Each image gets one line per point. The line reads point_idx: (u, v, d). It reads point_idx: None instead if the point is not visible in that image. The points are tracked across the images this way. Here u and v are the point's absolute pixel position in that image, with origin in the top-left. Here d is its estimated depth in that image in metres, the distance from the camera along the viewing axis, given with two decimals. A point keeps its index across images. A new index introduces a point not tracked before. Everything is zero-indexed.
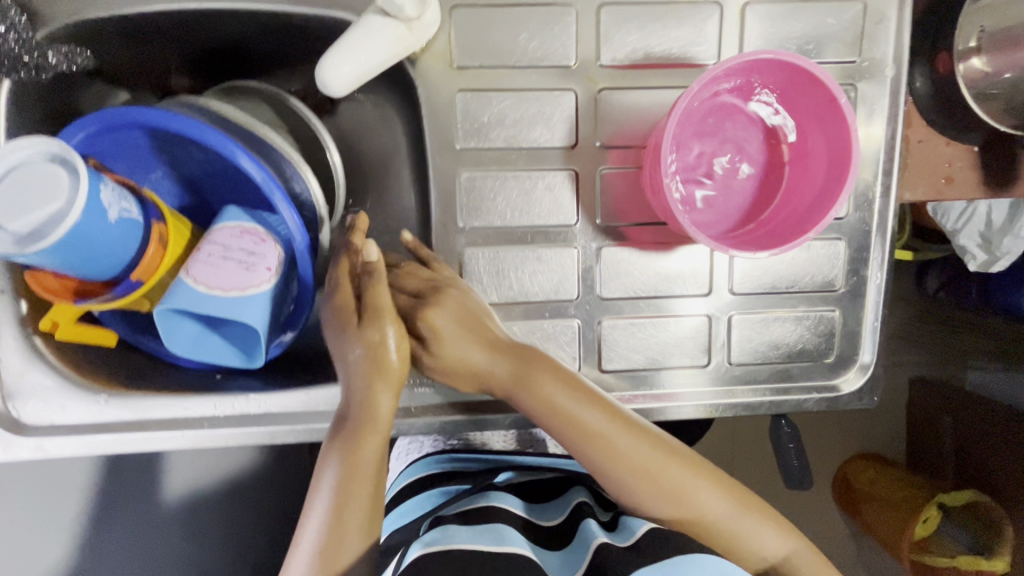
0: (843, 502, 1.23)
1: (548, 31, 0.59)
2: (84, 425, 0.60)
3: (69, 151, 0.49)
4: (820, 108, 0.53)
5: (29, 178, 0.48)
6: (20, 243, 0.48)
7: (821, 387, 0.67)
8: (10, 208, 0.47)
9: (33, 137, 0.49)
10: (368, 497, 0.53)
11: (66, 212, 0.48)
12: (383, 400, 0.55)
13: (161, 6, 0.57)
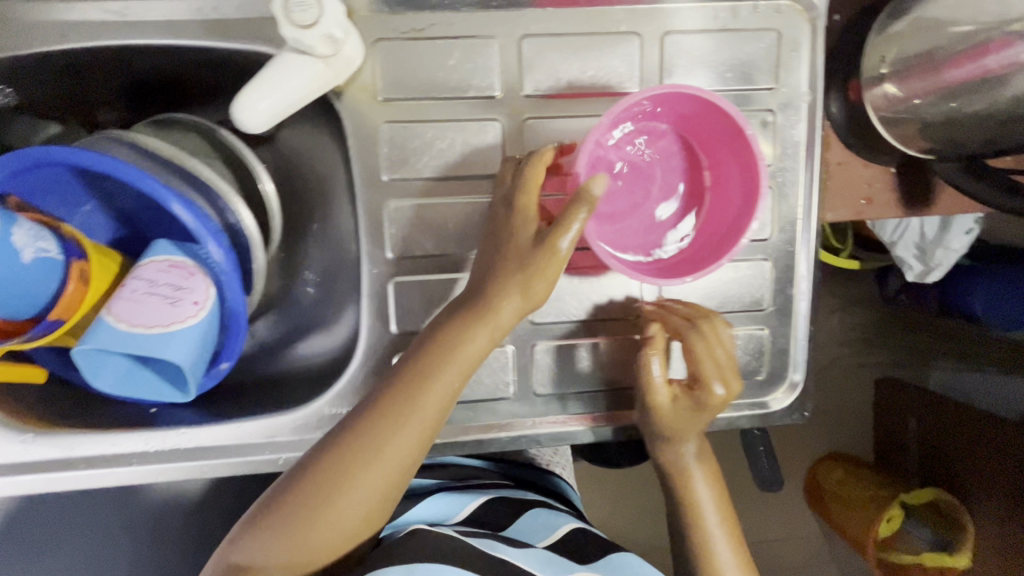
0: (812, 501, 1.25)
1: (472, 63, 0.60)
2: (9, 465, 0.59)
3: None
4: (732, 138, 0.56)
5: None
6: None
7: (750, 403, 0.68)
8: None
9: None
10: (398, 463, 0.50)
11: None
12: (445, 367, 0.52)
13: (78, 44, 0.57)
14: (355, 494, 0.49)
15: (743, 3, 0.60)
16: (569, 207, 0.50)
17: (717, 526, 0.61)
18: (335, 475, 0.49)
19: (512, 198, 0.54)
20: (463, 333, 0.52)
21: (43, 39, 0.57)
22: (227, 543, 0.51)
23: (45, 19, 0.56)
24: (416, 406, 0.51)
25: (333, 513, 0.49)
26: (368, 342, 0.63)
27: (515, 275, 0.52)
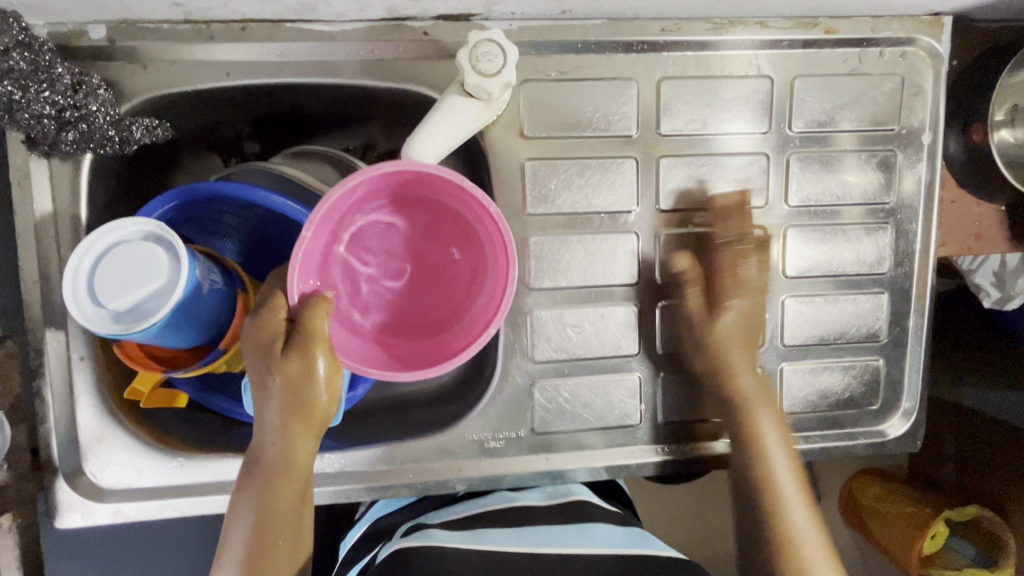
0: (848, 514, 1.07)
1: (612, 103, 0.62)
2: (162, 487, 0.60)
3: (166, 230, 0.50)
4: (464, 198, 0.53)
5: (129, 257, 0.50)
6: (122, 322, 0.50)
7: (867, 433, 0.71)
8: (114, 288, 0.49)
9: (134, 217, 0.50)
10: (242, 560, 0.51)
11: (160, 305, 0.50)
12: (300, 451, 0.52)
13: (240, 79, 0.59)
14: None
15: (870, 50, 0.63)
16: (300, 339, 0.48)
17: (793, 492, 0.62)
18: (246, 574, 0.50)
19: (252, 329, 0.50)
20: (281, 436, 0.51)
21: (208, 76, 0.59)
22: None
23: (209, 59, 0.58)
24: (278, 513, 0.52)
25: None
26: (503, 369, 0.65)
27: (315, 394, 0.50)
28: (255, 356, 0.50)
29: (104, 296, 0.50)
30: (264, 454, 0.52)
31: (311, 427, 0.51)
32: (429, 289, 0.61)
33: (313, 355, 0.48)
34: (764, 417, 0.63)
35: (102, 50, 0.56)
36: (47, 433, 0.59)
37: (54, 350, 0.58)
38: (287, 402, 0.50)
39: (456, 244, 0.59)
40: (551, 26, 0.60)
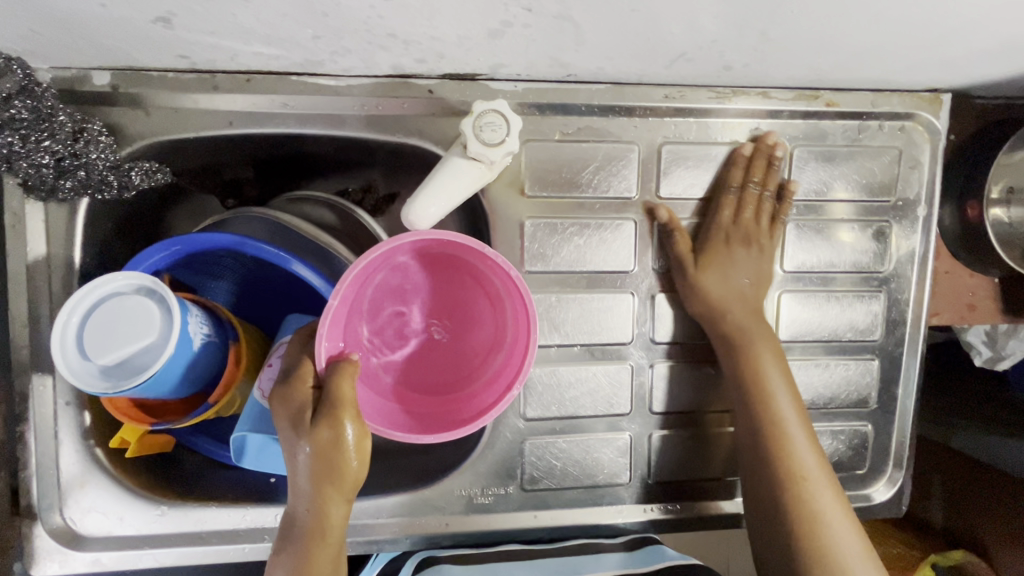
0: None
1: (613, 166, 0.63)
2: (143, 536, 0.59)
3: (160, 285, 0.50)
4: (490, 261, 0.53)
5: (121, 311, 0.49)
6: (113, 377, 0.49)
7: (854, 497, 0.71)
8: (103, 342, 0.49)
9: (129, 271, 0.49)
10: None
11: (134, 377, 0.49)
12: (334, 516, 0.50)
13: (244, 128, 0.59)
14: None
15: (870, 123, 0.64)
16: (328, 408, 0.48)
17: (830, 496, 0.56)
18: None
19: (281, 396, 0.50)
20: (312, 502, 0.49)
21: (211, 125, 0.59)
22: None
23: (214, 108, 0.58)
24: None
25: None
26: (495, 425, 0.64)
27: (344, 462, 0.48)
28: (285, 424, 0.49)
29: (92, 350, 0.49)
30: (297, 518, 0.51)
31: (339, 492, 0.50)
32: (452, 348, 0.60)
33: (342, 423, 0.48)
34: (782, 402, 0.59)
35: (105, 96, 0.56)
36: (27, 477, 0.58)
37: (39, 394, 0.58)
38: (317, 470, 0.48)
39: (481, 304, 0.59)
40: (556, 88, 0.60)
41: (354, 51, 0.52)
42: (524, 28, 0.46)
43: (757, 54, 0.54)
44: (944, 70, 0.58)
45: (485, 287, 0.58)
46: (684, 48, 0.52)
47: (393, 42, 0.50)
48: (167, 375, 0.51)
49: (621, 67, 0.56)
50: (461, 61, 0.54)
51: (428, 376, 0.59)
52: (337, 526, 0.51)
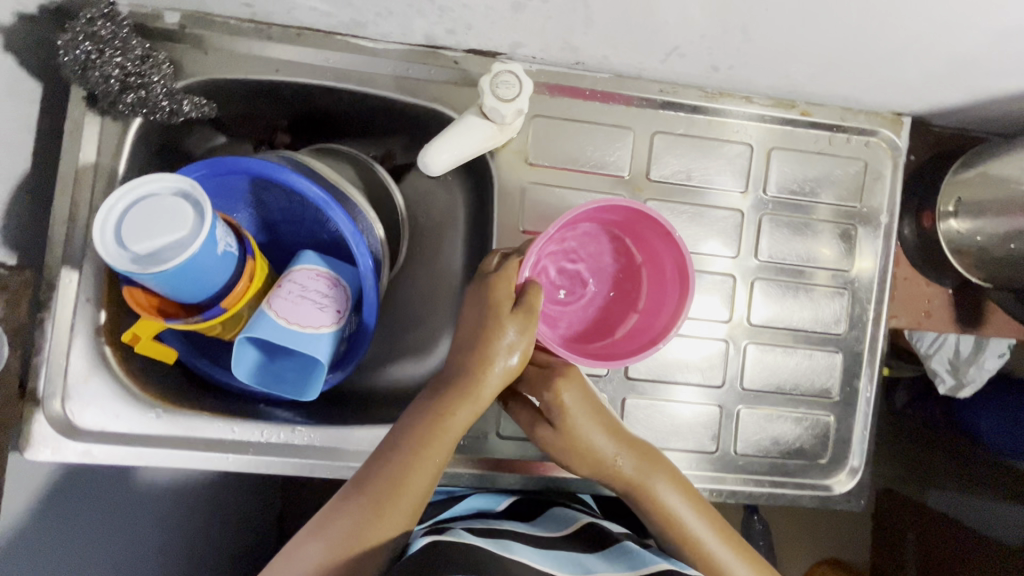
0: None
1: (609, 147, 0.70)
2: (135, 435, 0.63)
3: (195, 187, 0.56)
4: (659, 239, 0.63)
5: (157, 207, 0.55)
6: (141, 264, 0.54)
7: (814, 485, 0.73)
8: (138, 233, 0.54)
9: (170, 173, 0.56)
10: (387, 483, 0.51)
11: (159, 264, 0.54)
12: (484, 394, 0.56)
13: (287, 77, 0.67)
14: (410, 498, 0.51)
15: (839, 134, 0.72)
16: (524, 303, 0.56)
17: None
18: (391, 486, 0.51)
19: (476, 286, 0.58)
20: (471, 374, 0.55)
21: (260, 70, 0.67)
22: (276, 558, 0.48)
23: (265, 55, 0.66)
24: (442, 437, 0.54)
25: (392, 520, 0.50)
26: None
27: (515, 349, 0.56)
28: (476, 306, 0.57)
29: (127, 239, 0.54)
30: (450, 388, 0.55)
31: (500, 376, 0.56)
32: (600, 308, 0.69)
33: (529, 327, 0.56)
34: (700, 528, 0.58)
35: (171, 33, 0.64)
36: (36, 363, 0.61)
37: (64, 287, 0.62)
38: (488, 351, 0.55)
39: (628, 282, 0.68)
40: (565, 73, 0.68)
41: (396, 14, 0.60)
42: (543, 2, 0.54)
43: (739, 56, 0.62)
44: (904, 92, 0.67)
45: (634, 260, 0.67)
46: (678, 40, 0.60)
47: (430, 7, 0.58)
48: (191, 272, 0.56)
49: (622, 58, 0.65)
50: (486, 35, 0.62)
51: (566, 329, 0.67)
52: (474, 407, 0.56)
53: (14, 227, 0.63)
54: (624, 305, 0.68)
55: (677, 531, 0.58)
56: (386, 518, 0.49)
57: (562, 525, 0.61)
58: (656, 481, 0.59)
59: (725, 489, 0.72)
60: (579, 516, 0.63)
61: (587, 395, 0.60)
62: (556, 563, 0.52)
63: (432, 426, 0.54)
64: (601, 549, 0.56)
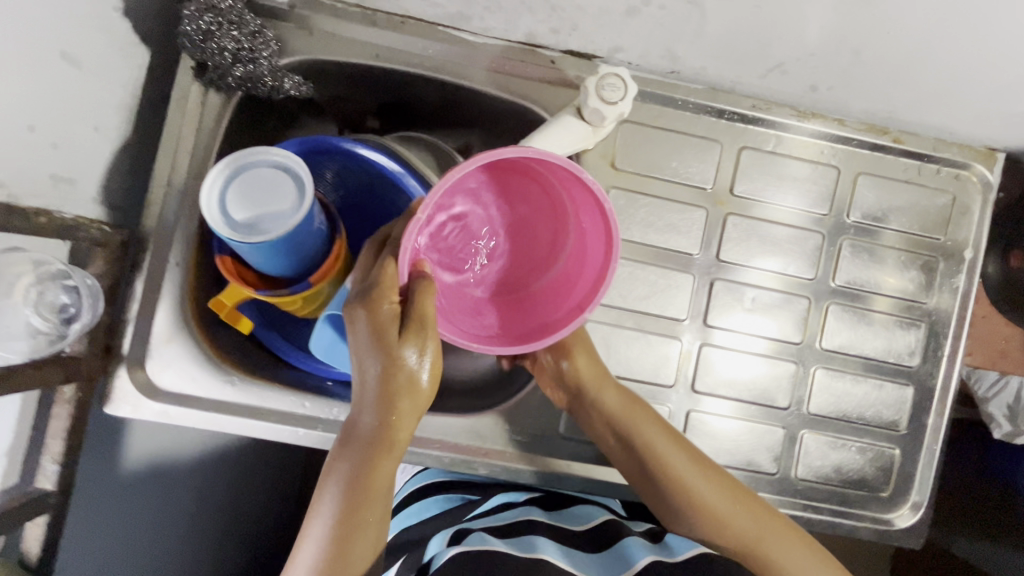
0: None
1: (696, 158, 0.70)
2: (212, 401, 0.64)
3: (298, 164, 0.57)
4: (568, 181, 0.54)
5: (261, 180, 0.56)
6: (242, 234, 0.56)
7: (874, 518, 0.72)
8: (242, 203, 0.56)
9: (275, 148, 0.57)
10: (336, 532, 0.49)
11: (259, 236, 0.55)
12: (405, 424, 0.52)
13: (385, 64, 0.68)
14: (361, 550, 0.49)
15: (929, 165, 0.71)
16: (412, 320, 0.50)
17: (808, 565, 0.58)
18: (344, 532, 0.49)
19: (360, 312, 0.51)
20: (387, 413, 0.51)
21: (360, 54, 0.67)
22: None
23: (367, 40, 0.67)
24: (375, 484, 0.51)
25: (359, 556, 0.49)
26: None
27: (416, 375, 0.51)
28: (363, 338, 0.51)
29: (232, 208, 0.56)
30: (368, 425, 0.51)
31: (410, 406, 0.51)
32: (520, 234, 0.62)
33: (427, 347, 0.51)
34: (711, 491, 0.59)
35: (280, 13, 0.66)
36: (124, 321, 0.63)
37: (156, 249, 0.64)
38: (387, 385, 0.50)
39: (544, 214, 0.60)
40: (658, 81, 0.68)
41: (504, 9, 0.61)
42: (659, 9, 0.55)
43: (842, 78, 0.62)
44: (1006, 128, 0.65)
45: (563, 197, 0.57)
46: (783, 58, 0.60)
47: (541, 5, 0.59)
48: (285, 245, 0.58)
49: (721, 70, 0.64)
50: (589, 37, 0.63)
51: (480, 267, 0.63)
52: (399, 442, 0.52)
53: (115, 187, 0.65)
54: (550, 225, 0.61)
55: (679, 488, 0.59)
56: (347, 560, 0.48)
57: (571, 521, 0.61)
58: (652, 435, 0.61)
59: (784, 514, 0.71)
60: (593, 509, 0.64)
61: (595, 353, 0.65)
62: (580, 564, 0.53)
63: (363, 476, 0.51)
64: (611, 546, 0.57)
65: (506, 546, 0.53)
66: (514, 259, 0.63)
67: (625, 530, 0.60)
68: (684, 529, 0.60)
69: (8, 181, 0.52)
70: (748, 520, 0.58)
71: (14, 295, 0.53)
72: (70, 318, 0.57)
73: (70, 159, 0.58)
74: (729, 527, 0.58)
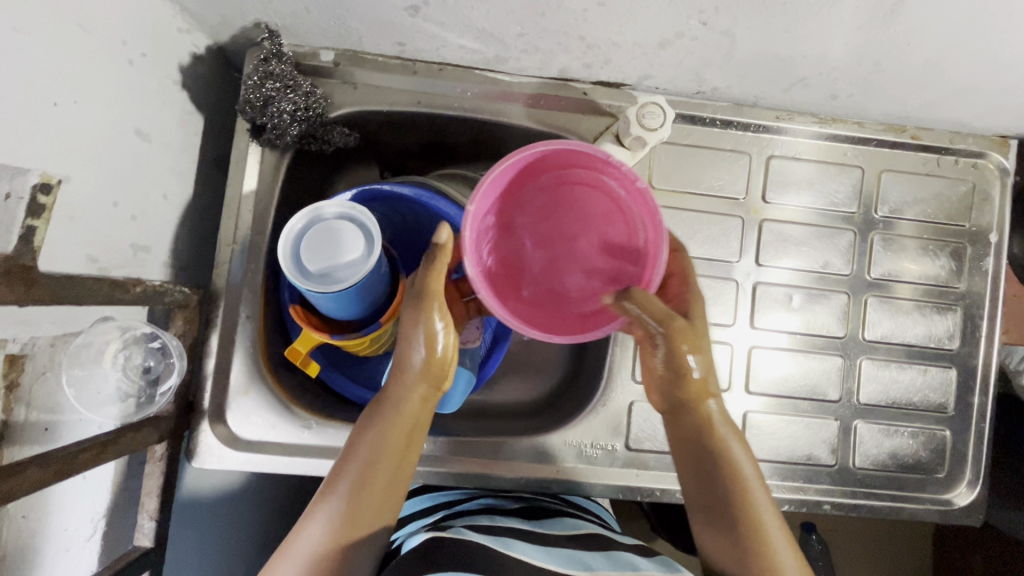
0: None
1: (727, 170, 0.74)
2: (290, 445, 0.66)
3: (364, 214, 0.60)
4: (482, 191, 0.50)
5: (331, 231, 0.59)
6: (317, 284, 0.58)
7: (934, 500, 0.74)
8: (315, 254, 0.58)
9: (340, 200, 0.59)
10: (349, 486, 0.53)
11: (334, 285, 0.58)
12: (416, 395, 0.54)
13: (426, 109, 0.71)
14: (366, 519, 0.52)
15: (947, 157, 0.75)
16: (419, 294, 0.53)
17: None
18: (354, 489, 0.52)
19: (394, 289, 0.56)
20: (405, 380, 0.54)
21: (403, 103, 0.71)
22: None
23: (409, 88, 0.71)
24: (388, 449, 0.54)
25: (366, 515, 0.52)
26: (607, 387, 0.71)
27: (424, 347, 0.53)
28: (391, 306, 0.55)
29: (305, 260, 0.58)
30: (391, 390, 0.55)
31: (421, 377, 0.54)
32: (560, 204, 0.55)
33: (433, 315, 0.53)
34: (775, 533, 0.53)
35: (325, 70, 0.69)
36: (202, 376, 0.66)
37: (227, 304, 0.67)
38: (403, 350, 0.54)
39: (527, 202, 0.55)
40: (686, 101, 0.72)
41: (541, 51, 0.65)
42: (692, 40, 0.58)
43: (863, 86, 0.65)
44: (1018, 117, 0.69)
45: (621, 202, 0.53)
46: (807, 73, 0.64)
47: (577, 45, 0.62)
48: (359, 292, 0.61)
49: (747, 88, 0.68)
50: (620, 68, 0.67)
51: (523, 295, 0.54)
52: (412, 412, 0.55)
53: (182, 249, 0.68)
54: (537, 198, 0.55)
55: (718, 499, 0.55)
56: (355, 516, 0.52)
57: (567, 533, 0.60)
58: (721, 442, 0.56)
59: (847, 503, 0.73)
60: (587, 524, 0.63)
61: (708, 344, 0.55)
62: (560, 562, 0.53)
63: (370, 445, 0.54)
64: (604, 552, 0.57)
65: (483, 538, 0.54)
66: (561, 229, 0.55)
67: (618, 543, 0.59)
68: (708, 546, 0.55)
69: (99, 256, 0.55)
70: (783, 537, 0.53)
71: (104, 361, 0.57)
72: (155, 377, 0.61)
73: (146, 228, 0.61)
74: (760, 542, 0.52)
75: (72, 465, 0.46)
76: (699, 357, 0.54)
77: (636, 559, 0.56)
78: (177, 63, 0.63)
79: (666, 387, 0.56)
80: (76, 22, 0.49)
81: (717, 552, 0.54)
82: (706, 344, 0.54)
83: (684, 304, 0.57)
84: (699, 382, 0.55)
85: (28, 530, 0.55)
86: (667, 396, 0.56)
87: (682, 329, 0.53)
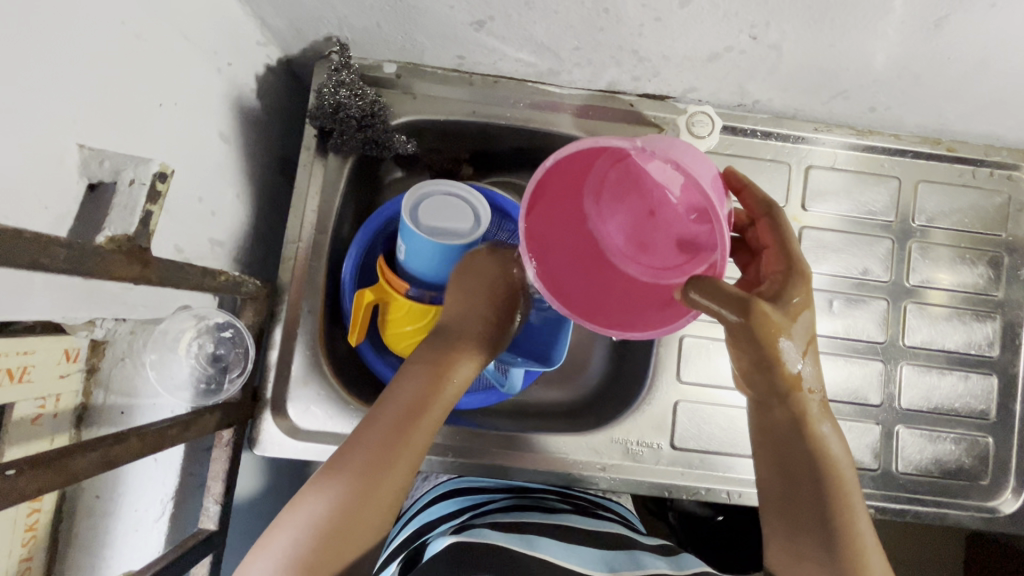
0: None
1: (768, 180, 0.77)
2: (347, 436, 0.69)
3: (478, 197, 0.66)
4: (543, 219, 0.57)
5: (448, 203, 0.64)
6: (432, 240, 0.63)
7: (978, 507, 0.75)
8: (433, 217, 0.64)
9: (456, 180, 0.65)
10: (372, 464, 0.52)
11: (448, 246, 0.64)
12: (451, 383, 0.59)
13: (480, 118, 0.75)
14: (380, 509, 0.52)
15: (981, 168, 0.78)
16: (471, 290, 0.63)
17: None
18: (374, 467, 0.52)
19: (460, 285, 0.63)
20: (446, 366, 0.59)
21: (458, 112, 0.75)
22: (248, 559, 0.49)
23: (464, 99, 0.75)
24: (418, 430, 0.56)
25: (380, 496, 0.52)
26: (652, 386, 0.73)
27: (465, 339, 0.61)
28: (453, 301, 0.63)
29: (425, 220, 0.64)
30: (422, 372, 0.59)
31: (451, 368, 0.59)
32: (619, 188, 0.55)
33: (473, 316, 0.62)
34: (862, 523, 0.54)
35: (387, 81, 0.74)
36: (265, 367, 0.69)
37: (290, 300, 0.70)
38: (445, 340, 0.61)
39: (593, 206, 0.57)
40: (728, 113, 0.75)
41: (593, 64, 0.68)
42: (741, 53, 0.62)
43: (901, 98, 0.68)
44: None
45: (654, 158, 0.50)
46: (848, 85, 0.67)
47: (629, 58, 0.66)
48: (446, 255, 0.65)
49: (788, 100, 0.72)
50: (667, 81, 0.70)
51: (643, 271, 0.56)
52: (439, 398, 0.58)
53: (249, 247, 0.72)
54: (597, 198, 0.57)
55: (799, 493, 0.55)
56: (375, 494, 0.52)
57: (585, 528, 0.62)
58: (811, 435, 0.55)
59: (893, 508, 0.73)
60: (613, 525, 0.64)
61: (799, 330, 0.52)
62: (579, 560, 0.55)
63: (384, 440, 0.54)
64: (617, 550, 0.58)
65: (505, 540, 0.55)
66: (633, 210, 0.55)
67: (639, 544, 0.60)
68: (775, 544, 0.56)
69: (184, 247, 0.58)
70: (868, 527, 0.54)
71: (179, 349, 0.61)
72: (224, 365, 0.64)
73: (222, 225, 0.65)
74: (847, 543, 0.53)
75: (163, 439, 0.49)
76: (794, 346, 0.51)
77: (652, 559, 0.57)
78: (254, 73, 0.67)
79: (759, 380, 0.54)
80: (179, 32, 0.54)
81: (789, 552, 0.55)
82: (797, 330, 0.52)
83: (781, 284, 0.53)
84: (793, 376, 0.53)
85: (99, 510, 0.59)
86: (754, 391, 0.55)
87: (768, 317, 0.49)
